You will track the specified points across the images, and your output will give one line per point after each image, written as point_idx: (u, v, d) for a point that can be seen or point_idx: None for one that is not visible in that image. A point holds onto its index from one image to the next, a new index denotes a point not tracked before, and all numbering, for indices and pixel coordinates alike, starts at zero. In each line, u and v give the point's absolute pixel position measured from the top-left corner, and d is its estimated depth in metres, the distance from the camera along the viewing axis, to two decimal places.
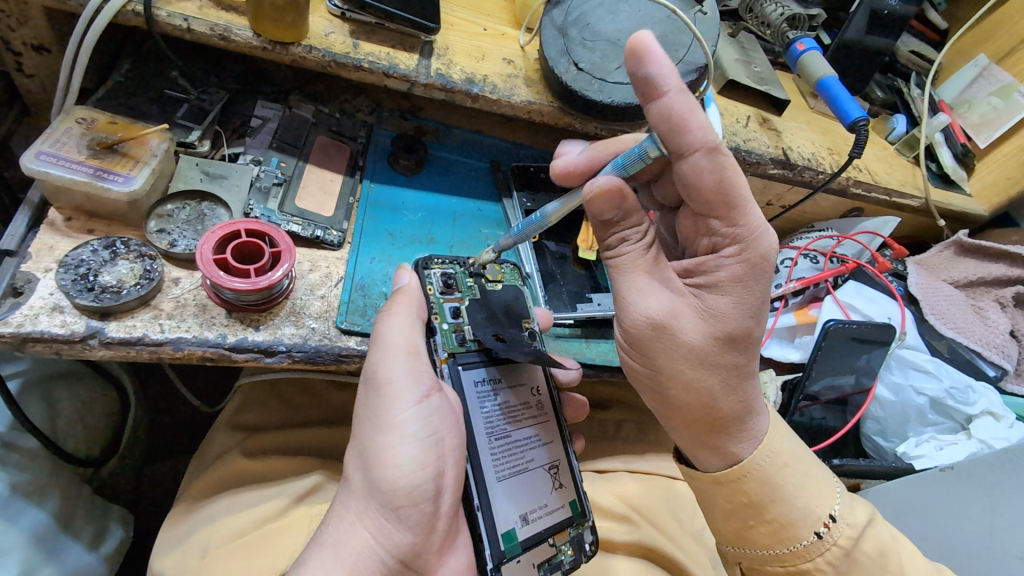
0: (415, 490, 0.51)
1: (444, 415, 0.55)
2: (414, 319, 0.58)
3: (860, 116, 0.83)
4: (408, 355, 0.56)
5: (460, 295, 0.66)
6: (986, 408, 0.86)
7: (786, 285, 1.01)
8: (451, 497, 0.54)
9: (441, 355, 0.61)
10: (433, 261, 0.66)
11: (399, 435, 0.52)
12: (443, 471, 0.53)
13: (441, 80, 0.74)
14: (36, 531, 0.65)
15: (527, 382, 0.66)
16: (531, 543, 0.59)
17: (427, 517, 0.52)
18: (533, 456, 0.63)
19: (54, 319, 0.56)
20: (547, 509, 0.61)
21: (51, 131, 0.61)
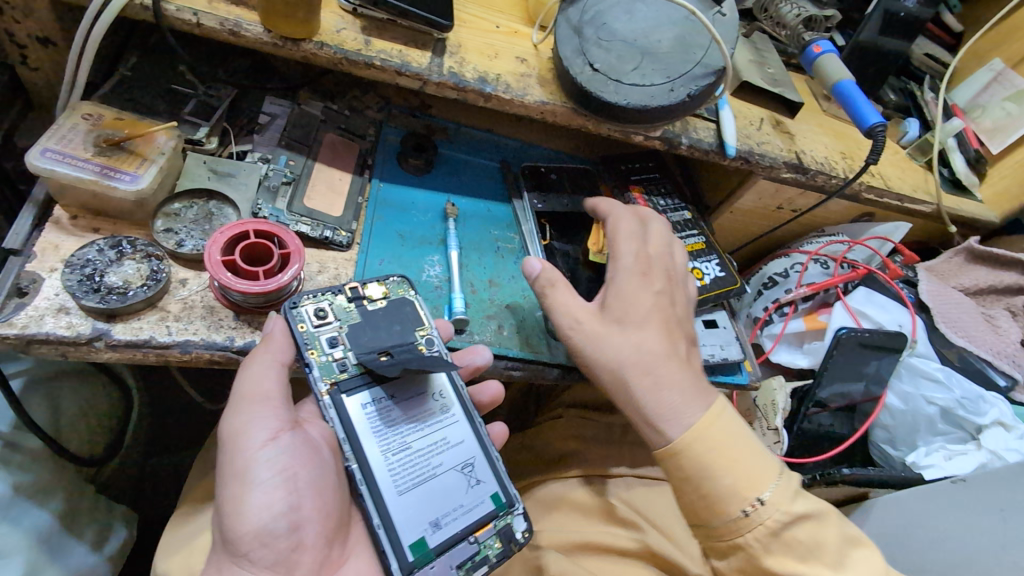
0: (263, 531, 0.51)
1: (293, 453, 0.54)
2: (268, 360, 0.56)
3: (878, 121, 0.82)
4: (258, 401, 0.54)
5: (337, 321, 0.62)
6: (997, 419, 0.85)
7: (796, 291, 0.99)
8: (314, 529, 0.54)
9: (319, 387, 0.58)
10: (303, 297, 0.62)
11: (239, 483, 0.52)
12: (296, 507, 0.53)
13: (454, 79, 0.73)
14: (39, 532, 0.64)
15: (423, 389, 0.61)
16: (445, 548, 0.57)
17: (285, 553, 0.52)
18: (440, 461, 0.59)
19: (60, 320, 0.55)
20: (462, 510, 0.58)
21: (57, 127, 0.60)
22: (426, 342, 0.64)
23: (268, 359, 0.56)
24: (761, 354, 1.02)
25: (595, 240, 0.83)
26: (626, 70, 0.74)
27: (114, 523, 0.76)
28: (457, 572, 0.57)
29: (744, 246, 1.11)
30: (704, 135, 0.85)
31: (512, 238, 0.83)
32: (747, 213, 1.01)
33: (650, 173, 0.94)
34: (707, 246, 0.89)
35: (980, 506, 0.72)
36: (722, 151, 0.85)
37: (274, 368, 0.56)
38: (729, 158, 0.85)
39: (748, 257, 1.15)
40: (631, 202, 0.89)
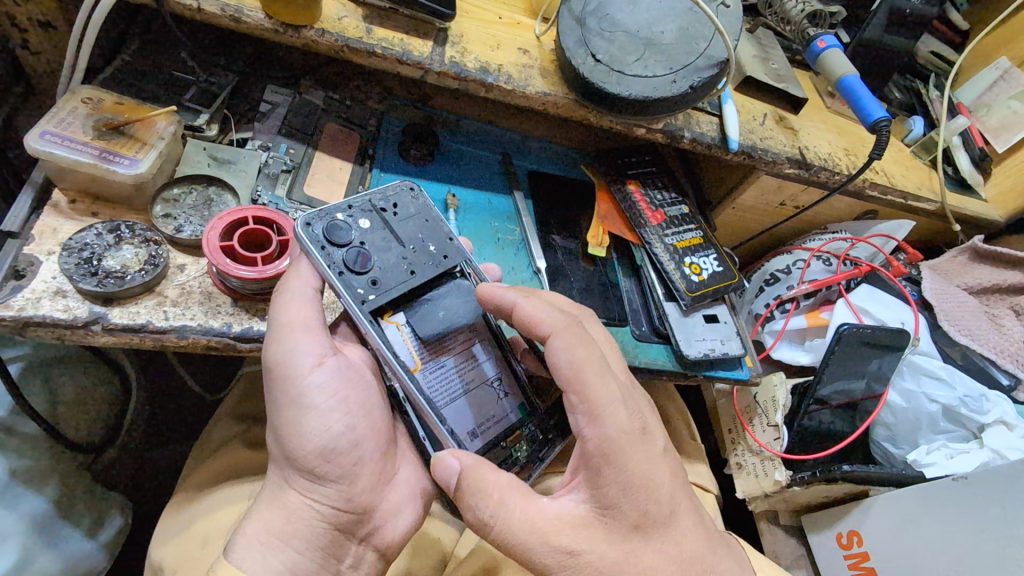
0: (327, 448, 0.54)
1: (342, 376, 0.56)
2: (305, 289, 0.56)
3: (883, 117, 0.82)
4: (302, 329, 0.55)
5: (360, 241, 0.60)
6: (999, 418, 0.85)
7: (797, 287, 0.98)
8: (371, 445, 0.57)
9: (349, 304, 0.56)
10: (321, 213, 0.59)
11: (296, 407, 0.54)
12: (352, 425, 0.55)
13: (456, 69, 0.73)
14: (34, 518, 0.64)
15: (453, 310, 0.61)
16: (485, 452, 0.59)
17: (349, 467, 0.55)
18: (471, 376, 0.61)
19: (57, 303, 0.55)
20: (494, 420, 0.60)
21: (56, 111, 0.60)
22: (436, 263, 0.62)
23: (302, 286, 0.57)
24: (762, 351, 1.01)
25: (595, 235, 0.86)
26: (629, 61, 0.73)
27: (111, 510, 0.76)
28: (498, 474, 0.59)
29: (746, 242, 1.10)
30: (707, 129, 0.84)
31: (513, 230, 0.83)
32: (750, 209, 1.01)
33: (647, 167, 0.93)
34: (704, 241, 0.88)
35: (981, 504, 0.72)
36: (725, 145, 0.84)
37: (310, 294, 0.56)
38: (732, 152, 0.85)
39: (750, 253, 1.14)
40: (627, 196, 0.88)
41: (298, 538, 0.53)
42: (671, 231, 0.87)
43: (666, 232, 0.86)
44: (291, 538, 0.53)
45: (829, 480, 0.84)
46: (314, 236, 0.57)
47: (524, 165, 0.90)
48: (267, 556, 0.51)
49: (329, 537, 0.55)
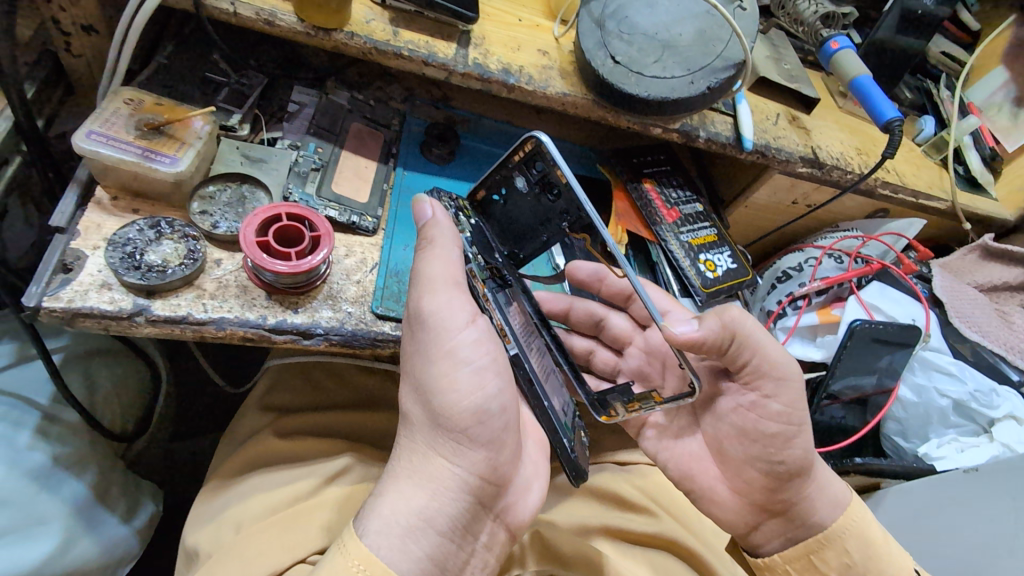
0: (479, 409, 0.55)
1: (491, 336, 0.58)
2: (451, 250, 0.60)
3: (895, 117, 0.83)
4: (454, 285, 0.58)
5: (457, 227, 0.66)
6: (1009, 412, 0.87)
7: (809, 285, 1.00)
8: (517, 412, 0.58)
9: (478, 281, 0.63)
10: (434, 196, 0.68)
11: (452, 360, 0.56)
12: (503, 385, 0.57)
13: (479, 70, 0.75)
14: (77, 502, 0.67)
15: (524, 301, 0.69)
16: (576, 424, 0.66)
17: (498, 432, 0.56)
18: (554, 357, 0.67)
19: (103, 295, 0.58)
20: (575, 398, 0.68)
21: (100, 112, 0.62)
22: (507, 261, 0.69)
23: (450, 242, 0.61)
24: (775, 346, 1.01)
25: (614, 232, 0.88)
26: (648, 63, 0.75)
27: (143, 496, 0.79)
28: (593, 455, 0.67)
29: (759, 240, 1.12)
30: (722, 129, 0.86)
31: None
32: (763, 208, 1.03)
33: (662, 166, 0.95)
34: (720, 238, 0.90)
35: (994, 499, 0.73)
36: (739, 145, 0.86)
37: (457, 254, 0.61)
38: (746, 152, 0.86)
39: (762, 250, 1.16)
40: (643, 193, 0.90)
41: (445, 503, 0.53)
42: (685, 229, 0.88)
43: (681, 229, 0.88)
44: (436, 512, 0.52)
45: (841, 473, 0.87)
46: (543, 158, 0.59)
47: None
48: (415, 522, 0.51)
49: (473, 505, 0.55)
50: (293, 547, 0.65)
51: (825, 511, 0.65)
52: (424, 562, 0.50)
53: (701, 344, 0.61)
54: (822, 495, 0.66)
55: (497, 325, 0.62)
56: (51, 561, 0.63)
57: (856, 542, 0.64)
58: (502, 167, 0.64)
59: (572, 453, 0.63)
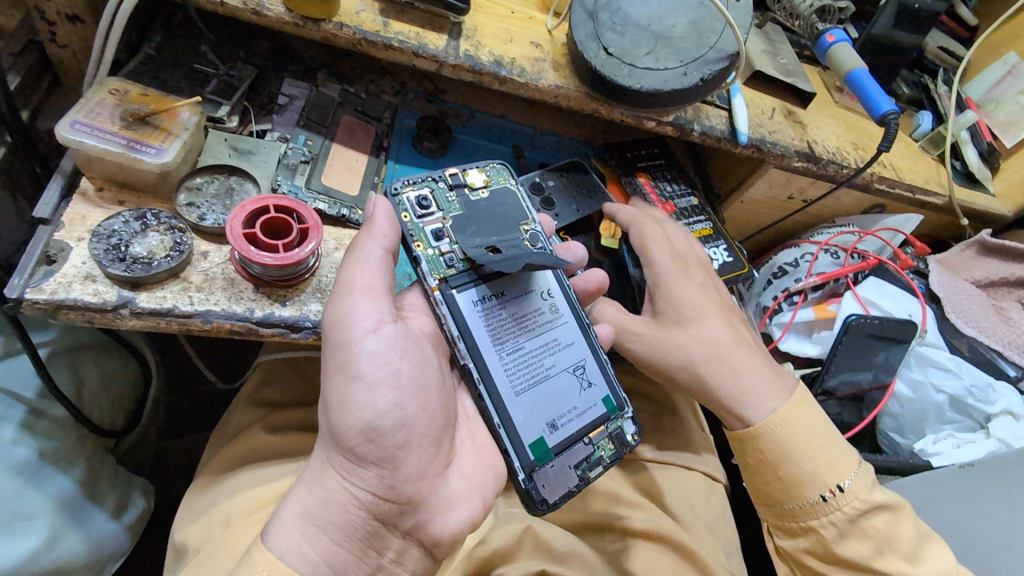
0: (370, 425, 0.52)
1: (395, 347, 0.54)
2: (371, 252, 0.56)
3: (891, 110, 0.82)
4: (361, 292, 0.55)
5: (442, 212, 0.64)
6: (1006, 408, 0.86)
7: (805, 280, 0.99)
8: (422, 428, 0.54)
9: (430, 282, 0.60)
10: (402, 183, 0.63)
11: (346, 373, 0.53)
12: (400, 399, 0.53)
13: (470, 62, 0.74)
14: (63, 497, 0.67)
15: (536, 289, 0.65)
16: (563, 449, 0.62)
17: (392, 450, 0.53)
18: (553, 363, 0.63)
19: (87, 287, 0.57)
20: (576, 412, 0.63)
21: (85, 102, 0.62)
22: (531, 237, 0.66)
23: (373, 243, 0.57)
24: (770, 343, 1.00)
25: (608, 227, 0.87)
26: (641, 55, 0.75)
27: (131, 492, 0.78)
28: (574, 471, 0.62)
29: (755, 235, 1.11)
30: (717, 122, 0.85)
31: None
32: (758, 203, 1.02)
33: (656, 159, 0.94)
34: (715, 231, 0.90)
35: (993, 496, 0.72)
36: (734, 138, 0.85)
37: (379, 254, 0.57)
38: (742, 145, 0.85)
39: (758, 245, 1.15)
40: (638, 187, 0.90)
41: (334, 519, 0.52)
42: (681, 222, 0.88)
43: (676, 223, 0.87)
44: (326, 522, 0.52)
45: None
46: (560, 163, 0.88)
47: (536, 158, 0.91)
48: (302, 539, 0.51)
49: (367, 522, 0.53)
50: None
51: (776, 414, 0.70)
52: (314, 568, 0.50)
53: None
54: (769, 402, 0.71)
55: (448, 334, 0.59)
56: (37, 556, 0.62)
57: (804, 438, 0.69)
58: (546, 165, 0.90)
59: (534, 483, 0.60)
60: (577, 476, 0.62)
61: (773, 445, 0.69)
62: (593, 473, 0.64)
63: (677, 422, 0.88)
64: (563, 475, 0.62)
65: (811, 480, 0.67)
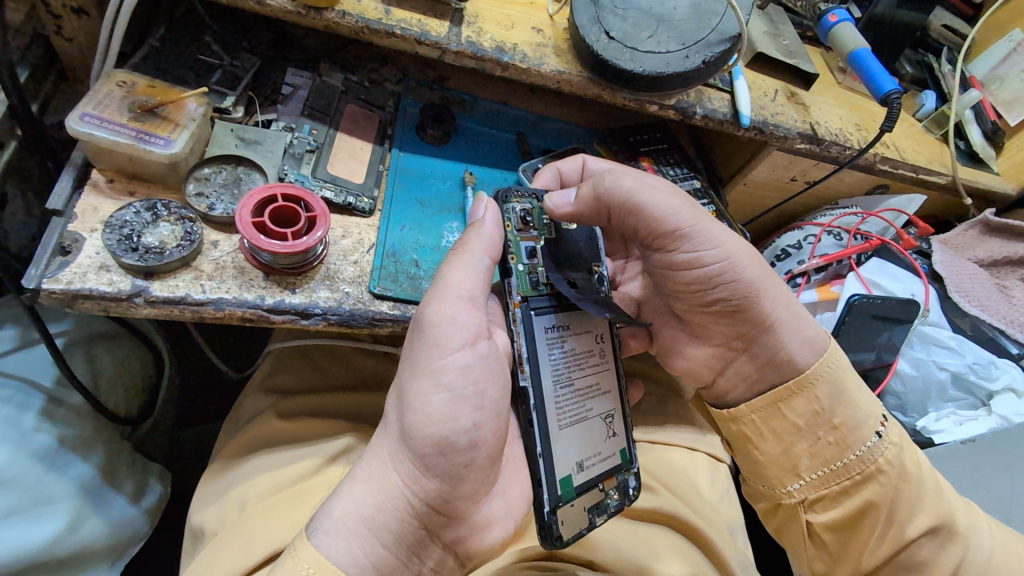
0: (444, 437, 0.52)
1: (485, 367, 0.56)
2: (476, 264, 0.58)
3: (894, 90, 0.82)
4: (465, 300, 0.57)
5: (536, 234, 0.66)
6: (1008, 385, 0.87)
7: (808, 262, 0.99)
8: (487, 451, 0.55)
9: (514, 298, 0.61)
10: (513, 194, 0.66)
11: (434, 378, 0.54)
12: (475, 416, 0.54)
13: (472, 48, 0.74)
14: (83, 482, 0.69)
15: (592, 330, 0.67)
16: (585, 489, 0.62)
17: (457, 466, 0.54)
18: (591, 406, 0.64)
19: (101, 277, 0.58)
20: (600, 457, 0.64)
21: (94, 94, 0.63)
22: (598, 279, 0.69)
23: (482, 252, 0.59)
24: None
25: None
26: (642, 38, 0.75)
27: (147, 478, 0.80)
28: (588, 515, 0.62)
29: (758, 218, 1.11)
30: (719, 105, 0.85)
31: None
32: (761, 185, 1.02)
33: (659, 144, 0.95)
34: (719, 214, 0.90)
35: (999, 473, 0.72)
36: (736, 121, 0.85)
37: (484, 264, 0.59)
38: (744, 128, 0.86)
39: (761, 228, 1.16)
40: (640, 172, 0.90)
41: (388, 516, 0.52)
42: None
43: None
44: (381, 520, 0.52)
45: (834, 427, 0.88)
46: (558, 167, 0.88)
47: (539, 144, 0.91)
48: (352, 535, 0.50)
49: (412, 526, 0.53)
50: (297, 524, 0.66)
51: (790, 362, 0.64)
52: (361, 570, 0.50)
53: (580, 217, 0.65)
54: (796, 333, 0.64)
55: (517, 353, 0.60)
56: (61, 538, 0.64)
57: (828, 388, 0.63)
58: (548, 152, 0.90)
59: (555, 519, 0.58)
60: (588, 520, 0.61)
61: (828, 389, 0.63)
62: (599, 520, 0.63)
63: (681, 404, 0.89)
64: (579, 518, 0.61)
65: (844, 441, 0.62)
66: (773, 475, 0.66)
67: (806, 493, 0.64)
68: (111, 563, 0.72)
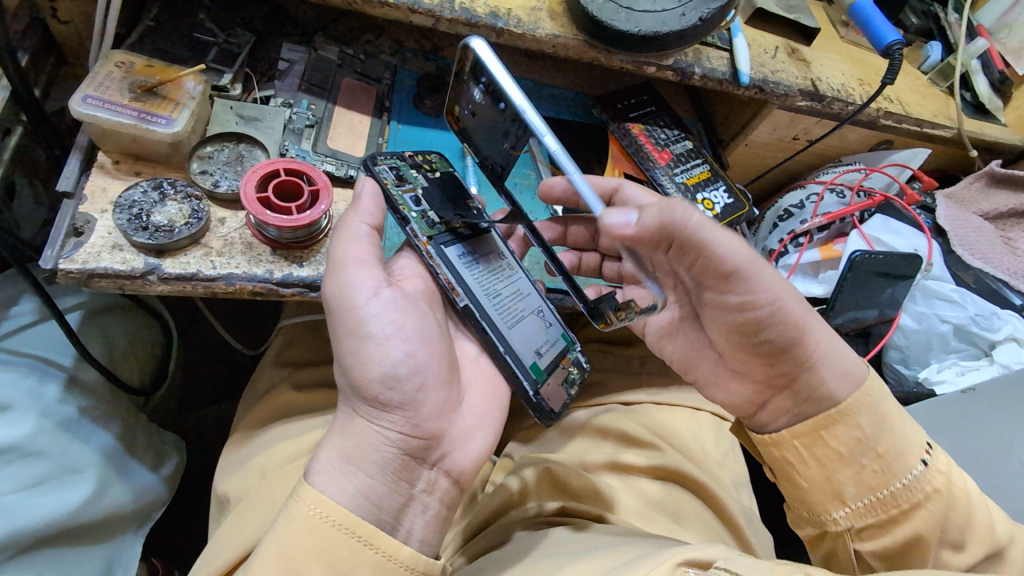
0: (385, 374, 0.55)
1: (398, 308, 0.57)
2: (361, 227, 0.58)
3: (895, 40, 0.81)
4: (357, 265, 0.56)
5: (412, 182, 0.66)
6: (1010, 334, 0.88)
7: (811, 221, 0.99)
8: (430, 370, 0.58)
9: (421, 241, 0.64)
10: (378, 157, 0.66)
11: (355, 336, 0.55)
12: (410, 351, 0.56)
13: (466, 15, 0.73)
14: (107, 451, 0.72)
15: (499, 249, 0.70)
16: (551, 368, 0.68)
17: (410, 392, 0.56)
18: (528, 304, 0.69)
19: (115, 256, 0.60)
20: (550, 342, 0.69)
21: (94, 76, 0.63)
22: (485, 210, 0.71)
23: (357, 222, 0.58)
24: None
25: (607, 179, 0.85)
26: None
27: (168, 449, 0.83)
28: (562, 389, 0.69)
29: (760, 178, 1.11)
30: (718, 64, 0.84)
31: None
32: (762, 145, 1.01)
33: (647, 107, 0.93)
34: (713, 175, 0.91)
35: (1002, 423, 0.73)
36: (736, 79, 0.84)
37: (365, 231, 0.58)
38: (743, 86, 0.85)
39: (764, 190, 1.15)
40: (633, 138, 0.89)
41: (369, 462, 0.53)
42: (679, 169, 0.89)
43: (675, 170, 0.88)
44: (364, 458, 0.53)
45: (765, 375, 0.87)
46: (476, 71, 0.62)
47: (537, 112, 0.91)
48: (346, 480, 0.51)
49: (400, 461, 0.54)
50: None
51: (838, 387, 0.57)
52: (355, 501, 0.50)
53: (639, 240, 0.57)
54: (835, 368, 0.58)
55: (442, 283, 0.64)
56: (89, 503, 0.68)
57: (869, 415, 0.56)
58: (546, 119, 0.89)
59: (541, 396, 0.66)
60: (566, 391, 0.69)
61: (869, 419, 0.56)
62: (572, 391, 0.70)
63: None
64: (557, 392, 0.68)
65: (904, 451, 0.54)
66: (815, 500, 0.57)
67: (851, 522, 0.56)
68: (138, 528, 0.77)
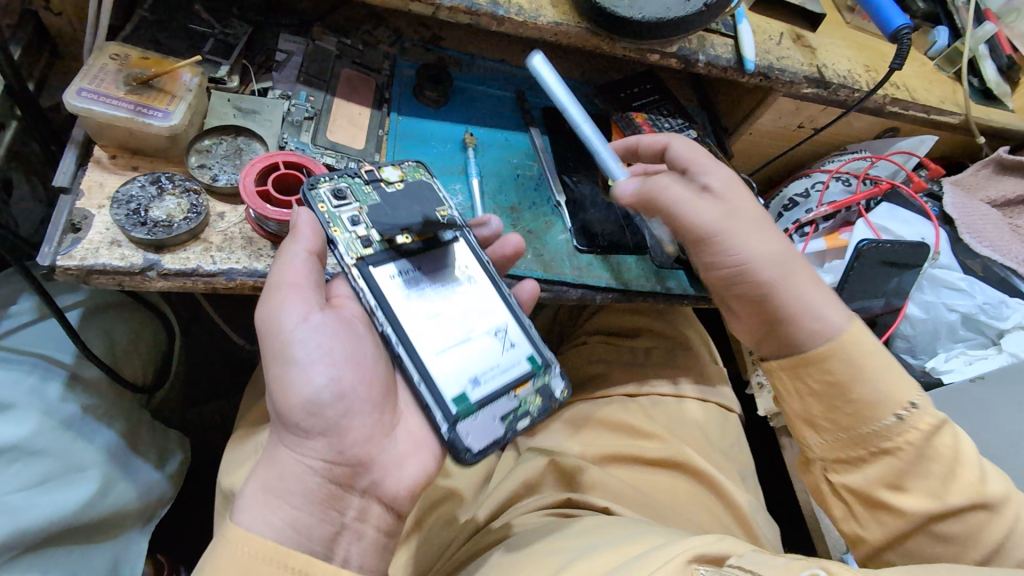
0: (309, 402, 0.49)
1: (325, 332, 0.51)
2: (295, 247, 0.54)
3: (903, 24, 0.79)
4: (288, 288, 0.52)
5: (357, 202, 0.61)
6: (1018, 323, 0.87)
7: (817, 210, 0.98)
8: (360, 397, 0.51)
9: (347, 263, 0.58)
10: (319, 179, 0.61)
11: (280, 362, 0.50)
12: (337, 376, 0.50)
13: (466, 2, 0.72)
14: (110, 449, 0.72)
15: (453, 263, 0.62)
16: (488, 402, 0.57)
17: (337, 419, 0.49)
18: (477, 326, 0.60)
19: (113, 252, 0.59)
20: (500, 369, 0.59)
21: (88, 69, 0.62)
22: (448, 222, 0.63)
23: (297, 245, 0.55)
24: None
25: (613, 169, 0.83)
26: None
27: (172, 445, 0.83)
28: (503, 424, 0.58)
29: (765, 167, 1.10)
30: (722, 51, 0.83)
31: (530, 166, 0.83)
32: (767, 133, 1.00)
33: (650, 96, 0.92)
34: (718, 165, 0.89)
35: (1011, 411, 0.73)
36: (741, 66, 0.83)
37: (303, 256, 0.54)
38: (748, 73, 0.83)
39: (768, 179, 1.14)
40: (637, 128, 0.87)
41: (294, 493, 0.47)
42: None
43: None
44: (289, 489, 0.48)
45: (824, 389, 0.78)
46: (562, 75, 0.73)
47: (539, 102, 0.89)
48: (269, 514, 0.47)
49: (327, 492, 0.49)
50: None
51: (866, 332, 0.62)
52: (283, 536, 0.46)
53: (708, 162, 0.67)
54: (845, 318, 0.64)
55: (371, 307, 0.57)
56: (93, 502, 0.67)
57: None
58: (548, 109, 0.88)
59: (456, 435, 0.54)
60: (503, 428, 0.57)
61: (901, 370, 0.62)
62: (523, 426, 0.59)
63: (691, 357, 0.90)
64: (494, 429, 0.57)
65: None
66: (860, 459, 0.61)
67: None
68: (142, 525, 0.76)
